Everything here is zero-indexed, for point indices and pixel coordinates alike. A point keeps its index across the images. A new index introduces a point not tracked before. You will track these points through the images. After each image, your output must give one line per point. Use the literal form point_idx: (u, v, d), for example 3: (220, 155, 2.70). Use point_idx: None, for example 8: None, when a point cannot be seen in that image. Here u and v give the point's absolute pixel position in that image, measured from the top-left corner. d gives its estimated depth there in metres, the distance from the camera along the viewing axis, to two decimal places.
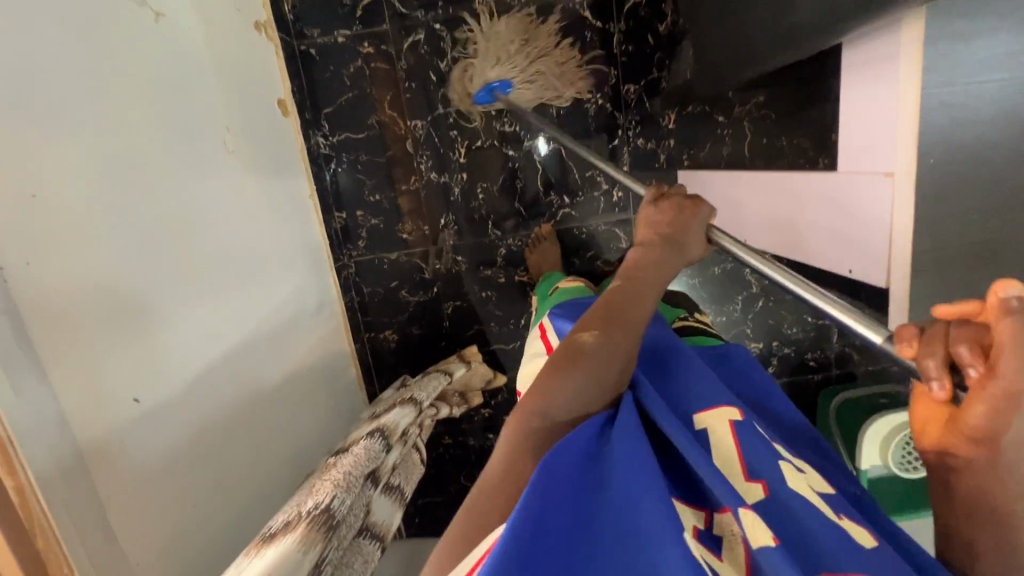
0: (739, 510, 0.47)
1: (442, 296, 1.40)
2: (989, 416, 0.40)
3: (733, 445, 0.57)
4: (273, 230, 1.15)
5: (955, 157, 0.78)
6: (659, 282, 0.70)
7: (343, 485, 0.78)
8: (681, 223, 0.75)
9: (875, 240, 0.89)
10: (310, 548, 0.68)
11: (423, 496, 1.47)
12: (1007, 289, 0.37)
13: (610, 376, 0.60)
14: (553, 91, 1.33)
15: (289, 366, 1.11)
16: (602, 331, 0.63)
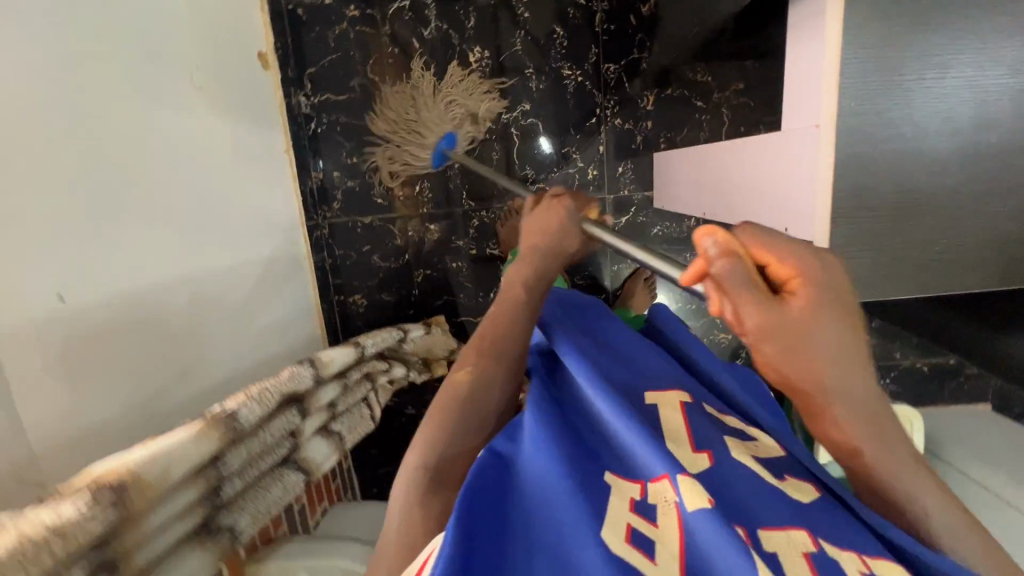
0: (676, 474, 0.46)
1: (413, 264, 1.47)
2: (778, 353, 0.44)
3: (683, 423, 0.55)
4: (243, 177, 1.14)
5: (892, 134, 0.58)
6: (530, 286, 0.69)
7: (258, 396, 0.64)
8: (554, 220, 0.73)
9: (797, 226, 0.69)
10: (206, 444, 0.54)
11: (383, 466, 1.59)
12: (702, 243, 0.44)
13: (486, 408, 0.62)
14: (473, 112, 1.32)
15: (254, 307, 1.14)
16: (475, 364, 0.64)
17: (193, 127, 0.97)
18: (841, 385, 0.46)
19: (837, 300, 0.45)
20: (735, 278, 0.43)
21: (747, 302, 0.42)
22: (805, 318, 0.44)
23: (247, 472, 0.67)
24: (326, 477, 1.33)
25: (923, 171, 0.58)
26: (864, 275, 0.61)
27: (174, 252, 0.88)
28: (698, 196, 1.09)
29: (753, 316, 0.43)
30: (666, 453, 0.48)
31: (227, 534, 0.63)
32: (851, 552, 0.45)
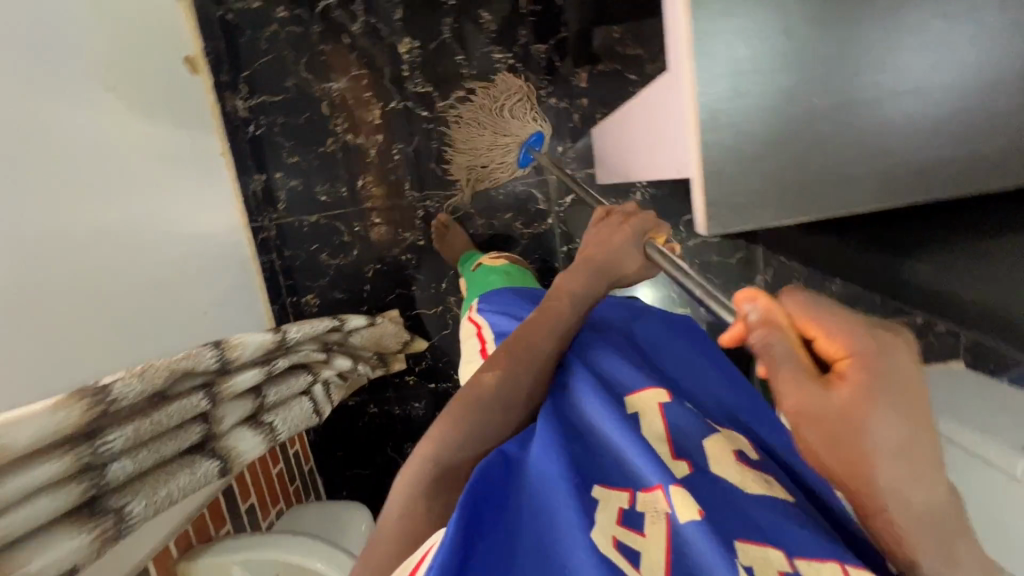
0: (667, 487, 0.48)
1: (362, 260, 1.46)
2: (818, 439, 0.39)
3: (662, 424, 0.57)
4: (162, 175, 1.16)
5: (748, 46, 0.56)
6: (574, 300, 0.74)
7: (142, 373, 0.64)
8: (615, 237, 0.80)
9: (680, 165, 0.69)
10: (67, 411, 0.53)
11: (352, 467, 1.57)
12: (741, 304, 0.45)
13: (509, 409, 0.64)
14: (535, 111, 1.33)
15: (184, 303, 1.15)
16: (505, 366, 0.66)
17: (102, 127, 1.02)
18: (899, 490, 0.38)
19: (902, 389, 0.38)
20: (771, 354, 0.41)
21: (783, 382, 0.40)
22: (856, 409, 0.37)
23: (141, 456, 0.65)
24: (284, 478, 1.31)
25: (792, 82, 0.56)
26: (738, 201, 0.60)
27: (76, 246, 0.92)
28: (620, 160, 1.05)
29: (788, 399, 0.39)
30: (660, 465, 0.50)
31: (115, 516, 0.61)
32: (832, 560, 0.45)
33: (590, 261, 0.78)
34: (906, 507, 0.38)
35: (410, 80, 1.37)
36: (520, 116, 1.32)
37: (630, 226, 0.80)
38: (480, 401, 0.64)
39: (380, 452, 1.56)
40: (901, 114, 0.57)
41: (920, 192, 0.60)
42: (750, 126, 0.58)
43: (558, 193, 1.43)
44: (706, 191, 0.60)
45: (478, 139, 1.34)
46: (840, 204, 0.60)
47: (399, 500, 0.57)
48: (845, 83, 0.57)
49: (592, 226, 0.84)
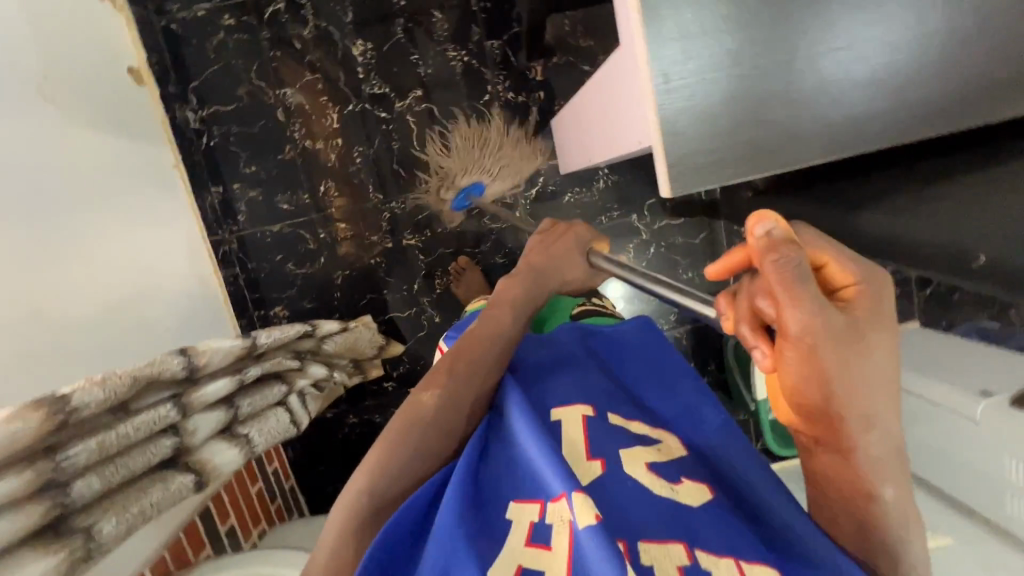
0: (571, 495, 0.48)
1: (330, 267, 1.43)
2: (805, 362, 0.43)
3: (582, 437, 0.55)
4: (111, 187, 1.13)
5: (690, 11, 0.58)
6: (516, 307, 0.76)
7: (104, 380, 0.61)
8: (561, 245, 0.87)
9: (641, 137, 0.70)
10: (25, 421, 0.50)
11: (334, 483, 1.54)
12: (763, 226, 0.42)
13: (442, 433, 0.62)
14: (513, 181, 1.42)
15: (147, 319, 1.11)
16: (444, 387, 0.65)
17: (37, 137, 0.98)
18: (873, 406, 0.46)
19: (882, 315, 0.45)
20: (798, 276, 0.40)
21: (806, 306, 0.41)
22: (860, 330, 0.44)
23: (108, 471, 0.62)
24: (264, 498, 1.27)
25: (740, 43, 0.59)
26: (697, 165, 0.63)
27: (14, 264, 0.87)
28: (582, 147, 1.07)
29: (804, 322, 0.41)
30: (567, 472, 0.50)
31: (83, 535, 0.58)
32: (729, 557, 0.46)
33: (534, 268, 0.83)
34: (869, 425, 0.46)
35: (366, 82, 1.36)
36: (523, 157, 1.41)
37: (578, 234, 0.90)
38: (415, 428, 0.62)
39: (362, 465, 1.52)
40: (841, 72, 0.61)
41: (869, 140, 0.63)
42: (707, 88, 0.60)
43: (524, 186, 1.44)
44: (668, 152, 0.62)
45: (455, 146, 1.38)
46: (793, 157, 0.64)
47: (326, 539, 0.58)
48: (791, 39, 0.59)
49: (537, 235, 0.90)
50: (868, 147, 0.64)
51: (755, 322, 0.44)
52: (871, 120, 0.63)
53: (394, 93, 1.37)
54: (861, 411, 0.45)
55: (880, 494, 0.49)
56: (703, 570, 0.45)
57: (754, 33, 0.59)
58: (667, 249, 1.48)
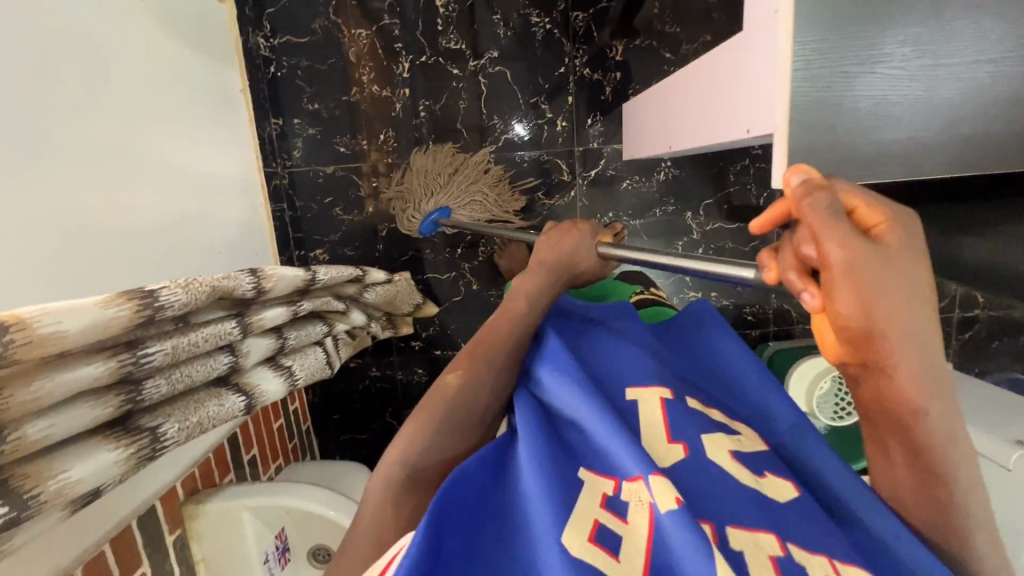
0: (649, 477, 0.45)
1: (377, 218, 1.42)
2: (859, 301, 0.39)
3: (661, 419, 0.52)
4: (187, 102, 1.11)
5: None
6: (533, 303, 0.66)
7: (184, 284, 0.60)
8: (569, 242, 0.74)
9: (754, 124, 0.68)
10: (118, 309, 0.50)
11: (346, 432, 1.55)
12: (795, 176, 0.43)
13: (469, 414, 0.57)
14: (483, 216, 1.37)
15: (201, 238, 1.10)
16: (466, 369, 0.59)
17: (126, 34, 0.95)
18: (930, 357, 0.42)
19: (919, 245, 0.42)
20: (824, 210, 0.40)
21: (841, 233, 0.39)
22: (900, 257, 0.40)
23: (174, 377, 0.61)
24: (284, 434, 1.27)
25: (893, 38, 0.58)
26: (819, 159, 0.61)
27: (92, 162, 0.85)
28: (663, 132, 1.05)
29: (841, 248, 0.39)
30: (643, 455, 0.47)
31: (149, 435, 0.57)
32: (822, 555, 0.43)
33: (546, 261, 0.71)
34: (921, 360, 0.42)
35: (443, 35, 1.33)
36: (498, 200, 1.37)
37: (586, 229, 0.75)
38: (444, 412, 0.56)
39: (377, 418, 1.53)
40: (978, 88, 0.59)
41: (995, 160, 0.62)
42: (847, 81, 0.59)
43: (584, 165, 1.41)
44: (790, 142, 0.60)
45: (417, 174, 1.35)
46: (917, 164, 0.61)
47: (360, 518, 0.54)
48: (943, 42, 0.58)
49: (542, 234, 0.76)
50: (990, 168, 0.62)
51: (793, 265, 0.43)
52: (999, 141, 0.61)
53: (470, 50, 1.34)
54: (913, 343, 0.41)
55: (941, 465, 0.45)
56: (796, 564, 0.42)
57: (900, 33, 0.58)
58: (714, 251, 1.45)
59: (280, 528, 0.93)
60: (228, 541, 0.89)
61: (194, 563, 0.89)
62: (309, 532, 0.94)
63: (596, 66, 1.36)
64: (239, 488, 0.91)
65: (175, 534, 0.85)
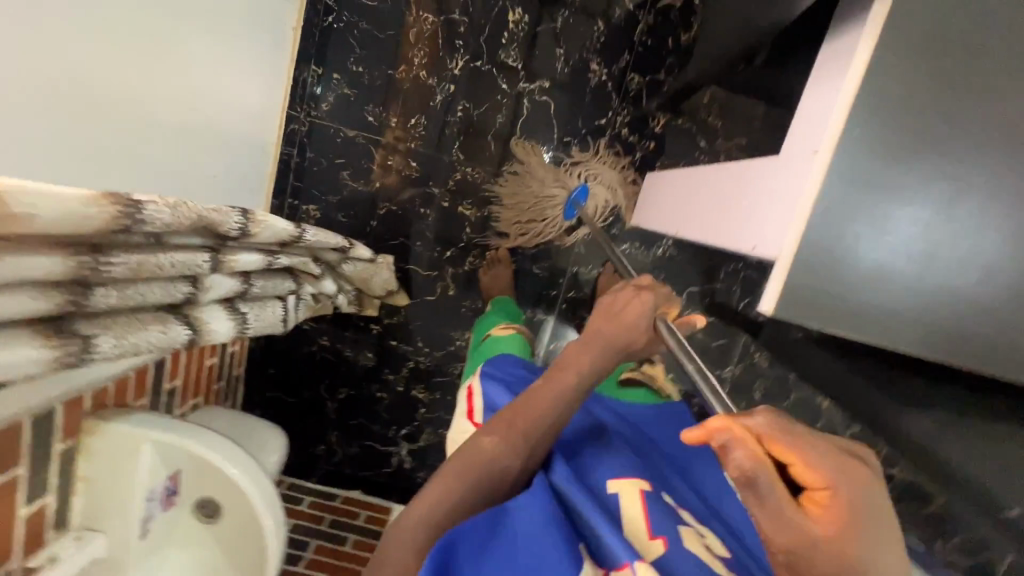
0: (634, 565, 0.52)
1: (380, 196, 1.41)
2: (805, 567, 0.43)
3: (641, 510, 0.60)
4: (239, 20, 1.08)
5: (869, 164, 0.61)
6: (582, 378, 0.69)
7: (173, 204, 0.58)
8: (628, 314, 0.75)
9: (760, 243, 0.72)
10: (99, 211, 0.48)
11: (274, 390, 1.50)
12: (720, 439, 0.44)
13: (505, 478, 0.63)
14: (616, 196, 1.39)
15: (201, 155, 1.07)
16: (506, 434, 0.64)
17: None
18: None
19: (870, 518, 0.42)
20: (757, 491, 0.42)
21: (781, 514, 0.42)
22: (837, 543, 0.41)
23: (129, 292, 0.58)
24: (212, 375, 1.23)
25: (905, 214, 0.61)
26: (809, 296, 0.64)
27: (128, 45, 0.82)
28: (676, 214, 1.07)
29: (781, 530, 0.42)
30: (627, 545, 0.54)
31: (82, 343, 0.54)
32: None
33: (603, 336, 0.74)
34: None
35: (505, 48, 1.35)
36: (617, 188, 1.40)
37: (643, 300, 0.77)
38: (475, 472, 0.62)
39: (310, 387, 1.49)
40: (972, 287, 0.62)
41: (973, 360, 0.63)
42: (854, 237, 0.63)
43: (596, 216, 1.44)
44: (790, 273, 0.64)
45: (523, 191, 1.38)
46: (892, 334, 0.63)
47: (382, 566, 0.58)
48: (953, 232, 0.61)
49: (609, 297, 0.79)
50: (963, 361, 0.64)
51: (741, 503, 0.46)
52: None
53: (525, 71, 1.36)
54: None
55: None
56: None
57: (917, 212, 0.61)
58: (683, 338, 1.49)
59: (175, 470, 0.90)
60: (117, 469, 0.84)
61: (73, 480, 0.84)
62: (205, 483, 0.91)
63: (634, 130, 1.41)
64: (143, 417, 0.87)
65: (66, 443, 0.80)
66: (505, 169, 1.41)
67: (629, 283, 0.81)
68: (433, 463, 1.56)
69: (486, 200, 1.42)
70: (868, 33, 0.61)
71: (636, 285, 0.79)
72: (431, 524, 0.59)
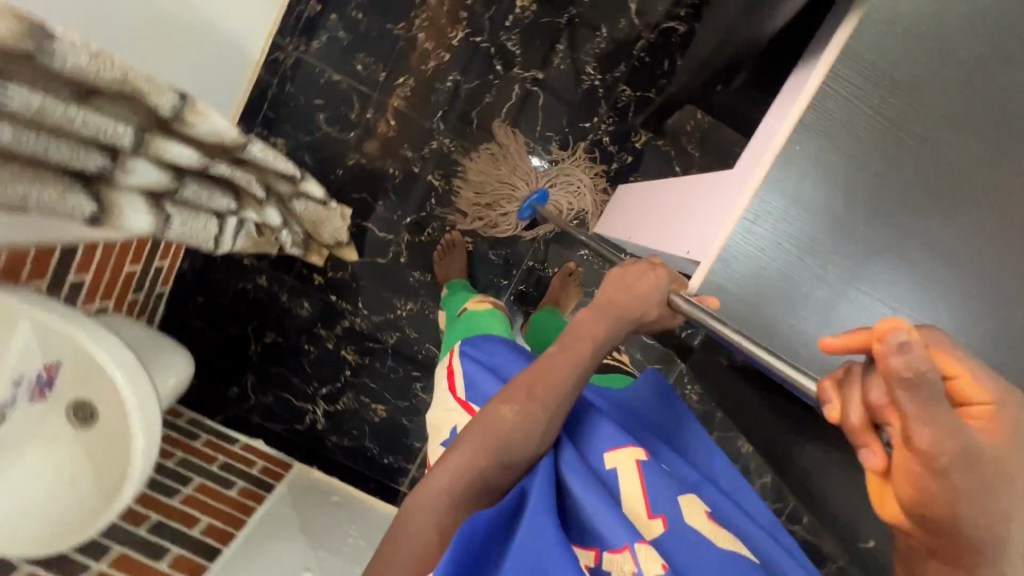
0: (635, 547, 0.56)
1: (351, 147, 1.38)
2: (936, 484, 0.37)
3: (638, 487, 0.63)
4: None
5: (804, 181, 0.62)
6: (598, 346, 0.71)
7: (102, 56, 0.58)
8: (641, 286, 0.75)
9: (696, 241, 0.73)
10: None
11: (199, 319, 1.44)
12: (896, 331, 0.36)
13: (518, 448, 0.63)
14: (580, 201, 1.41)
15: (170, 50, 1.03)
16: (523, 404, 0.65)
17: None
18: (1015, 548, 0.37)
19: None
20: (920, 394, 0.35)
21: (942, 419, 0.35)
22: (987, 449, 0.36)
23: (25, 137, 0.56)
24: (131, 283, 1.16)
25: (830, 240, 0.62)
26: (725, 297, 0.65)
27: None
28: (632, 220, 1.08)
29: (942, 437, 0.35)
30: (622, 525, 0.57)
31: None
32: None
33: (613, 309, 0.74)
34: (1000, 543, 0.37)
35: (507, 31, 1.36)
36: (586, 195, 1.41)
37: (658, 276, 0.76)
38: (491, 444, 0.63)
39: (237, 323, 1.44)
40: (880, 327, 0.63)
41: None
42: (778, 250, 0.63)
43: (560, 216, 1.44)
44: (711, 271, 0.65)
45: (490, 173, 1.38)
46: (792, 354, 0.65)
47: (399, 537, 0.60)
48: (865, 271, 0.62)
49: (620, 267, 0.79)
50: None
51: (859, 423, 0.41)
52: None
53: (522, 57, 1.37)
54: (994, 523, 0.36)
55: None
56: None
57: (841, 240, 0.62)
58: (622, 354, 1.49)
59: (54, 361, 0.85)
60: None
61: None
62: (86, 382, 0.86)
63: (616, 140, 1.42)
64: (40, 299, 0.83)
65: None
66: (481, 145, 1.40)
67: (643, 256, 0.79)
68: (347, 429, 1.50)
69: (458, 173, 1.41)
70: (829, 52, 0.62)
71: (652, 258, 0.79)
72: (450, 494, 0.61)
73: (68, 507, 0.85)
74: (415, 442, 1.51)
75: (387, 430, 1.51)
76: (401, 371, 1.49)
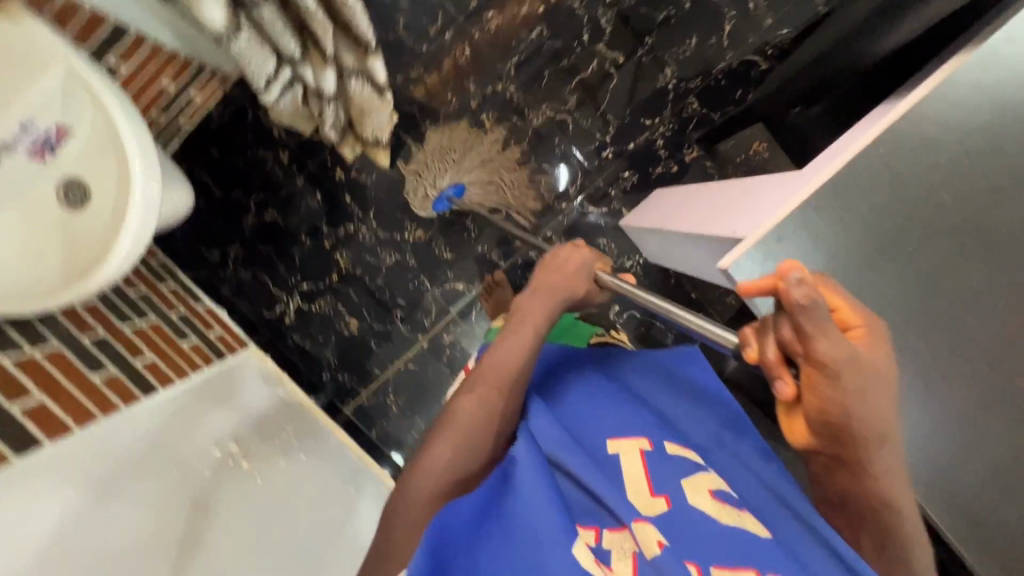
0: (632, 526, 0.57)
1: (417, 60, 1.35)
2: (844, 392, 0.53)
3: (643, 469, 0.65)
4: None
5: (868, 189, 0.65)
6: (540, 329, 0.74)
7: None
8: (571, 267, 0.81)
9: (753, 218, 0.77)
10: None
11: (205, 171, 1.38)
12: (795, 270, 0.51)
13: (479, 431, 0.66)
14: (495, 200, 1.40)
15: None
16: (478, 392, 0.68)
17: None
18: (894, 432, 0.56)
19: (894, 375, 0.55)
20: (819, 315, 0.51)
21: (830, 335, 0.51)
22: (868, 356, 0.54)
23: None
24: (161, 100, 1.11)
25: (868, 245, 0.68)
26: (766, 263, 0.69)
27: None
28: (671, 210, 1.09)
29: (833, 349, 0.51)
30: (621, 507, 0.59)
31: None
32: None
33: (551, 287, 0.78)
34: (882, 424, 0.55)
35: (605, 8, 1.37)
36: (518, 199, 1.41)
37: (583, 256, 0.82)
38: (459, 433, 0.65)
39: (244, 188, 1.39)
40: None
41: None
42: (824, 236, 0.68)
43: (589, 198, 1.46)
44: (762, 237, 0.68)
45: (451, 149, 1.35)
46: None
47: (392, 540, 0.59)
48: None
49: (548, 256, 0.83)
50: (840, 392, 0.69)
51: (777, 360, 0.54)
52: None
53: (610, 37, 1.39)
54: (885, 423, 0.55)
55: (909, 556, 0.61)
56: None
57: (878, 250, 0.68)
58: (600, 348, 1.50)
59: (67, 124, 0.81)
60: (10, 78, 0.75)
61: None
62: (95, 160, 0.82)
63: (668, 148, 1.44)
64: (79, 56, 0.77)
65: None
66: (543, 104, 1.41)
67: (565, 243, 0.84)
68: (312, 331, 1.46)
69: (513, 122, 1.42)
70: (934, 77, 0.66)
71: (574, 243, 0.84)
72: (432, 486, 0.61)
73: (26, 275, 0.80)
74: (374, 368, 1.47)
75: (351, 347, 1.46)
76: (386, 294, 1.46)
